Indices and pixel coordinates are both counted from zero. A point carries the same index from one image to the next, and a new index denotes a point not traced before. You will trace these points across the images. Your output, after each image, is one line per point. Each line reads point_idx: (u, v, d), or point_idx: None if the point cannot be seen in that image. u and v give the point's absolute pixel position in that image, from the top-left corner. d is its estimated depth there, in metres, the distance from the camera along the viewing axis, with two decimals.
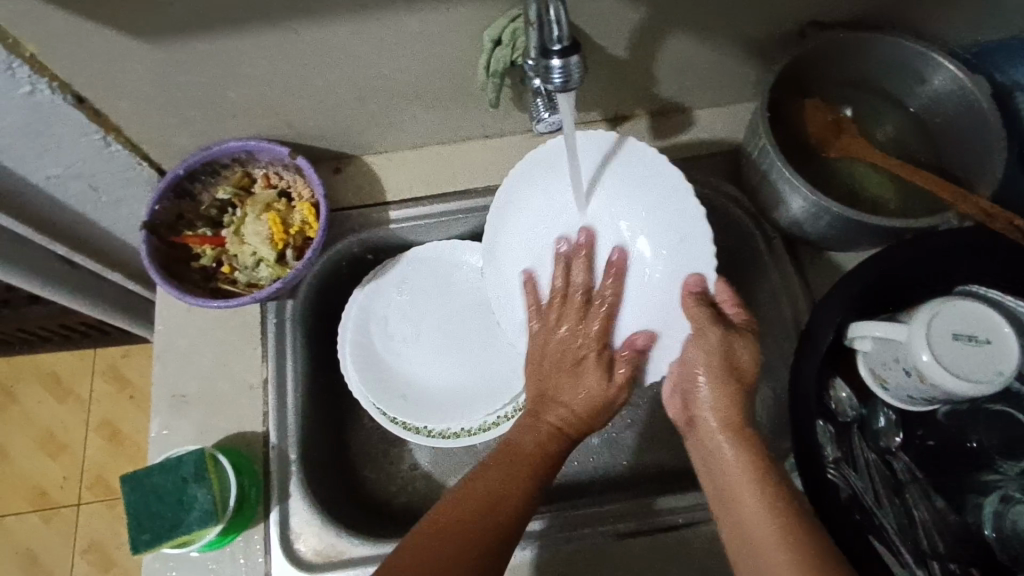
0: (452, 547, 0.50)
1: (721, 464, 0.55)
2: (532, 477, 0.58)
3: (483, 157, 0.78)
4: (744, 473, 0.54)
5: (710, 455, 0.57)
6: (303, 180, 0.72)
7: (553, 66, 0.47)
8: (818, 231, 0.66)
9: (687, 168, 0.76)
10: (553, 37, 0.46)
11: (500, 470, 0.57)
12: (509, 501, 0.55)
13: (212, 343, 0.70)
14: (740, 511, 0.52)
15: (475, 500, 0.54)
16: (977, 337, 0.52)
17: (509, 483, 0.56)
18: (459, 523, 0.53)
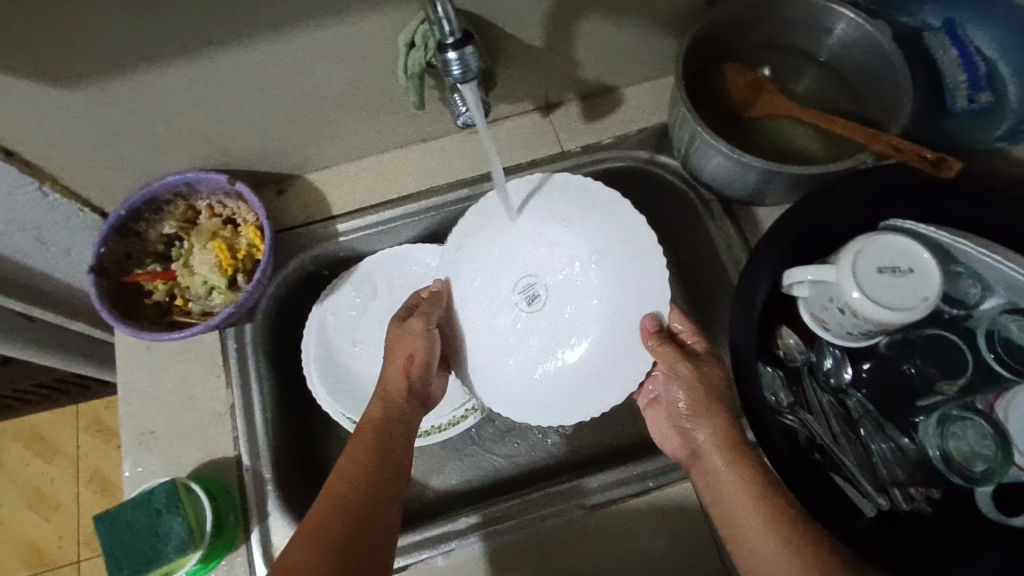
0: (343, 489, 0.56)
1: (737, 499, 0.54)
2: (385, 441, 0.61)
3: (422, 161, 0.80)
4: (755, 509, 0.52)
5: (722, 496, 0.55)
6: (245, 205, 0.73)
7: (450, 59, 0.48)
8: (748, 189, 0.68)
9: (620, 146, 0.78)
10: (445, 33, 0.48)
11: (368, 423, 0.63)
12: (372, 462, 0.58)
13: (175, 376, 0.70)
14: (761, 556, 0.50)
15: (357, 446, 0.60)
16: (901, 268, 0.54)
17: (375, 429, 0.62)
18: (335, 490, 0.56)
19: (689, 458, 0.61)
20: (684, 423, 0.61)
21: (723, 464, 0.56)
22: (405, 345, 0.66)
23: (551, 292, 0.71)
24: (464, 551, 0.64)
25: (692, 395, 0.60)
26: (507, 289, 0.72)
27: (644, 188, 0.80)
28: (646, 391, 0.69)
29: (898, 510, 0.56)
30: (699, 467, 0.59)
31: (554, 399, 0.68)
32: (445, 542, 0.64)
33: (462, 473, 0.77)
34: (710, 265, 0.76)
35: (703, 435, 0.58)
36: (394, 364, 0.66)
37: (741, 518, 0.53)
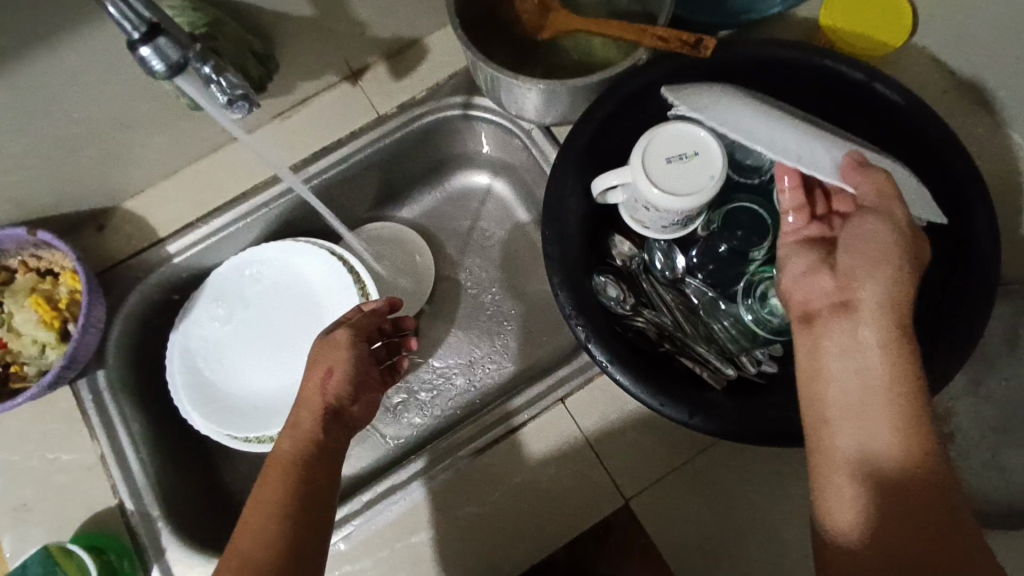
0: (251, 542, 0.51)
1: (870, 383, 0.48)
2: (302, 480, 0.55)
3: (240, 159, 0.76)
4: (881, 400, 0.48)
5: (838, 402, 0.49)
6: (59, 252, 0.68)
7: (145, 55, 0.46)
8: (553, 111, 0.69)
9: (434, 97, 0.77)
10: (128, 28, 0.46)
11: (285, 459, 0.56)
12: (282, 509, 0.53)
13: (36, 442, 0.68)
14: (873, 433, 0.47)
15: (267, 490, 0.54)
16: (687, 153, 0.57)
17: (291, 461, 0.56)
18: (242, 554, 0.51)
19: (825, 309, 0.52)
20: (844, 265, 0.52)
21: (876, 336, 0.49)
22: (326, 355, 0.60)
23: (818, 122, 0.59)
24: (364, 529, 0.64)
25: (881, 243, 0.50)
26: (777, 102, 0.59)
27: (472, 131, 0.80)
28: (799, 226, 0.58)
29: (744, 376, 0.59)
30: (828, 319, 0.52)
31: (816, 158, 0.53)
32: (343, 527, 0.64)
33: (363, 455, 0.77)
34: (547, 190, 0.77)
35: (869, 291, 0.50)
36: (312, 386, 0.59)
37: (899, 391, 0.48)
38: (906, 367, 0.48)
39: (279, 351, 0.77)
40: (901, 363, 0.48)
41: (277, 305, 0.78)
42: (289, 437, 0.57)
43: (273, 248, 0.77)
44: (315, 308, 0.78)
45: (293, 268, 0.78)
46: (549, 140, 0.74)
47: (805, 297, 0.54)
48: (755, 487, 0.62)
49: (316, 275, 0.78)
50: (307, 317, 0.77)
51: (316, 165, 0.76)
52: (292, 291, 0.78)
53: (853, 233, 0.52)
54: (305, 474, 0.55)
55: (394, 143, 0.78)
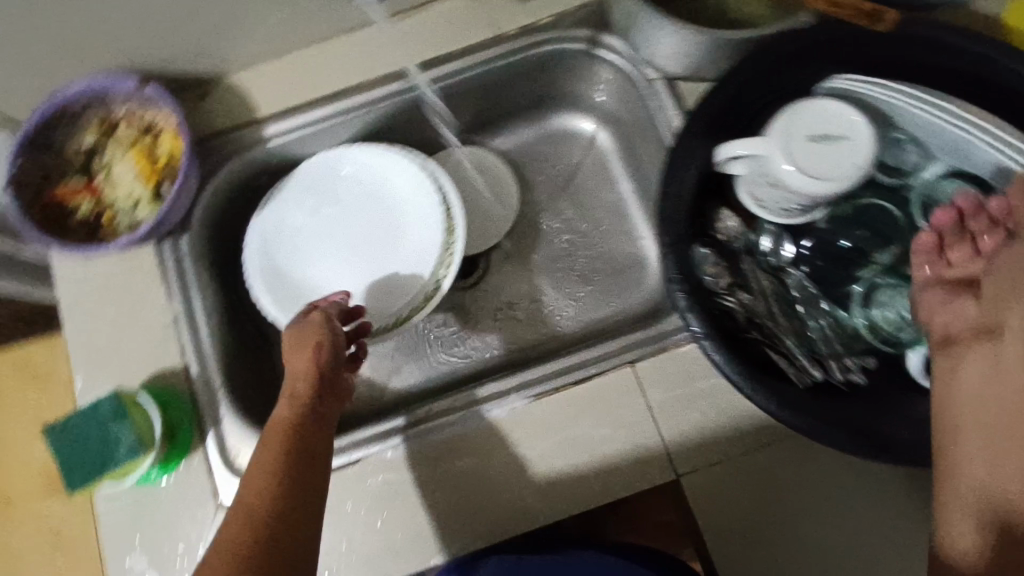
0: (243, 520, 0.52)
1: (1018, 409, 0.54)
2: (299, 443, 0.57)
3: (350, 53, 0.74)
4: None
5: (1001, 433, 0.53)
6: (164, 111, 0.69)
7: None
8: (687, 62, 0.64)
9: (561, 24, 0.72)
10: None
11: (273, 439, 0.57)
12: (280, 470, 0.55)
13: (116, 292, 0.70)
14: (1006, 458, 0.52)
15: (254, 471, 0.55)
16: (831, 135, 0.52)
17: (282, 435, 0.57)
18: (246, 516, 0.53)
19: (965, 334, 0.56)
20: (991, 300, 0.55)
21: (1020, 356, 0.54)
22: (306, 337, 0.61)
23: None
24: (412, 444, 0.65)
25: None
26: None
27: (588, 70, 0.76)
28: (933, 258, 0.58)
29: (833, 382, 0.57)
30: (968, 346, 0.55)
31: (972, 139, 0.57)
32: (392, 437, 0.65)
33: (410, 376, 0.80)
34: (655, 145, 0.73)
35: (1017, 317, 0.54)
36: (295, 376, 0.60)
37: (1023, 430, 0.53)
38: None
39: (352, 255, 0.75)
40: None
41: (361, 209, 0.77)
42: (285, 405, 0.59)
43: (370, 151, 0.76)
44: (397, 220, 0.75)
45: (385, 176, 0.76)
46: (667, 91, 0.68)
47: (945, 325, 0.56)
48: (814, 492, 0.60)
49: (405, 188, 0.75)
50: (387, 229, 0.75)
51: (422, 74, 0.73)
52: (379, 199, 0.76)
53: (1005, 263, 0.54)
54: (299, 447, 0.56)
55: (507, 66, 0.74)
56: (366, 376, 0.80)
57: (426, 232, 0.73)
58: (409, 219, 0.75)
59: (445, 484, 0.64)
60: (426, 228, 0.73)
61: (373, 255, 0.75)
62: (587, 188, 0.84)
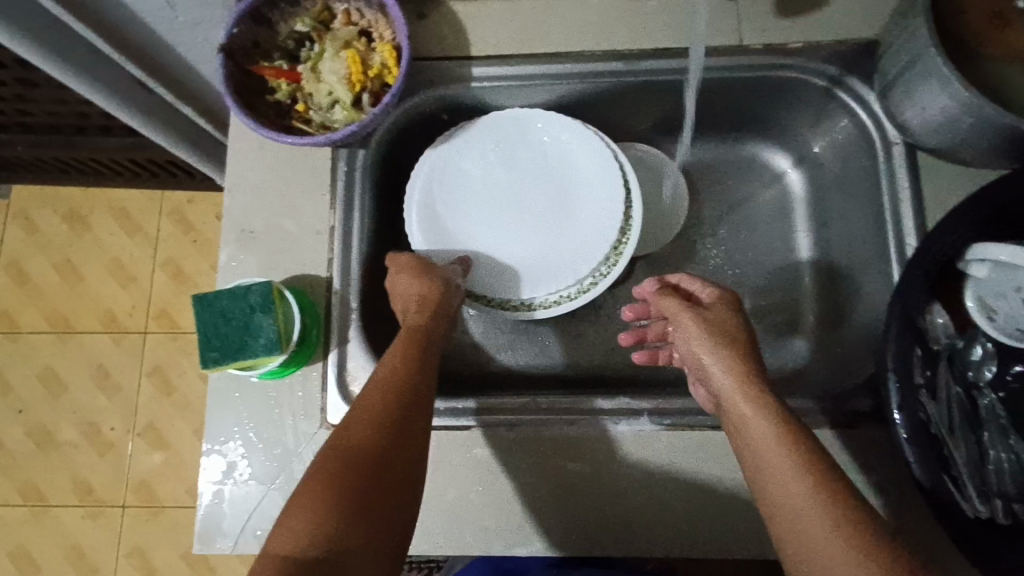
0: (353, 433, 0.53)
1: (772, 465, 0.51)
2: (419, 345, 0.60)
3: (579, 17, 0.70)
4: (796, 479, 0.50)
5: (768, 482, 0.51)
6: (385, 20, 0.67)
7: None
8: (951, 139, 0.58)
9: (809, 55, 0.67)
10: None
11: (386, 364, 0.58)
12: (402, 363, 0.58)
13: (281, 184, 0.68)
14: (792, 504, 0.49)
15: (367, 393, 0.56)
16: None
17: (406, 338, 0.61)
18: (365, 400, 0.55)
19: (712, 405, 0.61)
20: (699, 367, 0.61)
21: (751, 410, 0.54)
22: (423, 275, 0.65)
23: None
24: (527, 429, 0.63)
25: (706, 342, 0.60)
26: None
27: (818, 111, 0.71)
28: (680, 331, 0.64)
29: (997, 521, 0.51)
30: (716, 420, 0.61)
31: None
32: (510, 416, 0.63)
33: (523, 357, 0.77)
34: (863, 209, 0.68)
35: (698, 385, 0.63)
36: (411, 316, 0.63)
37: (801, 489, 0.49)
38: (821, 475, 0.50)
39: (515, 227, 0.72)
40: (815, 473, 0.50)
41: (538, 184, 0.73)
42: (411, 315, 0.63)
43: (572, 132, 0.72)
44: (572, 211, 0.71)
45: (575, 160, 0.72)
46: (906, 162, 0.63)
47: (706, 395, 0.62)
48: None
49: (592, 181, 0.71)
50: (558, 215, 0.72)
51: (647, 63, 0.69)
52: (560, 180, 0.72)
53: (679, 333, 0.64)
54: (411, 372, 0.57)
55: (734, 81, 0.69)
56: (477, 340, 0.78)
57: (601, 237, 0.69)
58: (583, 216, 0.71)
59: (549, 482, 0.61)
60: (602, 233, 0.69)
61: (535, 236, 0.72)
62: (757, 227, 0.79)
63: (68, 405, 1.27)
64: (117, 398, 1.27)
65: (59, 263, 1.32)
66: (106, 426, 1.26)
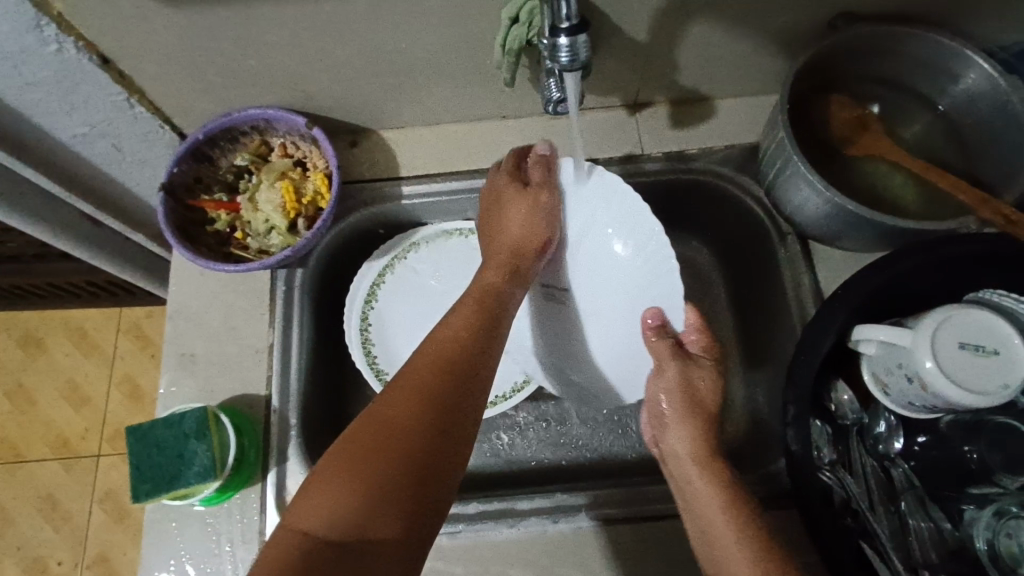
0: (406, 398, 0.48)
1: (693, 479, 0.55)
2: (489, 310, 0.57)
3: (498, 137, 0.77)
4: (694, 470, 0.56)
5: (694, 499, 0.54)
6: (319, 151, 0.73)
7: (561, 43, 0.49)
8: (831, 231, 0.65)
9: (703, 159, 0.75)
10: (562, 14, 0.49)
11: (457, 321, 0.55)
12: (473, 334, 0.54)
13: (222, 307, 0.71)
14: (699, 489, 0.54)
15: (428, 350, 0.52)
16: (984, 346, 0.51)
17: (483, 296, 0.58)
18: (432, 358, 0.51)
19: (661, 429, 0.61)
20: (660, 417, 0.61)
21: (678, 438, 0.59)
22: (535, 211, 0.65)
23: None
24: (469, 536, 0.63)
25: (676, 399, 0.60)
26: None
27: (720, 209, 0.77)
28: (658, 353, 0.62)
29: None
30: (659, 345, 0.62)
31: None
32: (451, 523, 0.63)
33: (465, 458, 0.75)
34: (769, 295, 0.73)
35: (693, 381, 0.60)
36: (491, 272, 0.61)
37: (694, 486, 0.55)
38: (715, 471, 0.55)
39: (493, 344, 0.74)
40: (708, 467, 0.55)
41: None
42: (495, 271, 0.61)
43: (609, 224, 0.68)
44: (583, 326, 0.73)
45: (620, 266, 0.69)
46: (801, 252, 0.69)
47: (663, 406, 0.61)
48: None
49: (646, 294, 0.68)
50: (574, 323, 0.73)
51: None
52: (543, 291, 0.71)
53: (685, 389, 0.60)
54: (479, 333, 0.54)
55: (642, 185, 0.76)
56: None
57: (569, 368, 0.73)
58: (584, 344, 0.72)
59: None
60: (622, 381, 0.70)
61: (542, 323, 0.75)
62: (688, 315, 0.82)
63: (12, 540, 1.20)
64: (65, 529, 1.21)
65: (9, 389, 1.29)
66: (52, 559, 1.20)
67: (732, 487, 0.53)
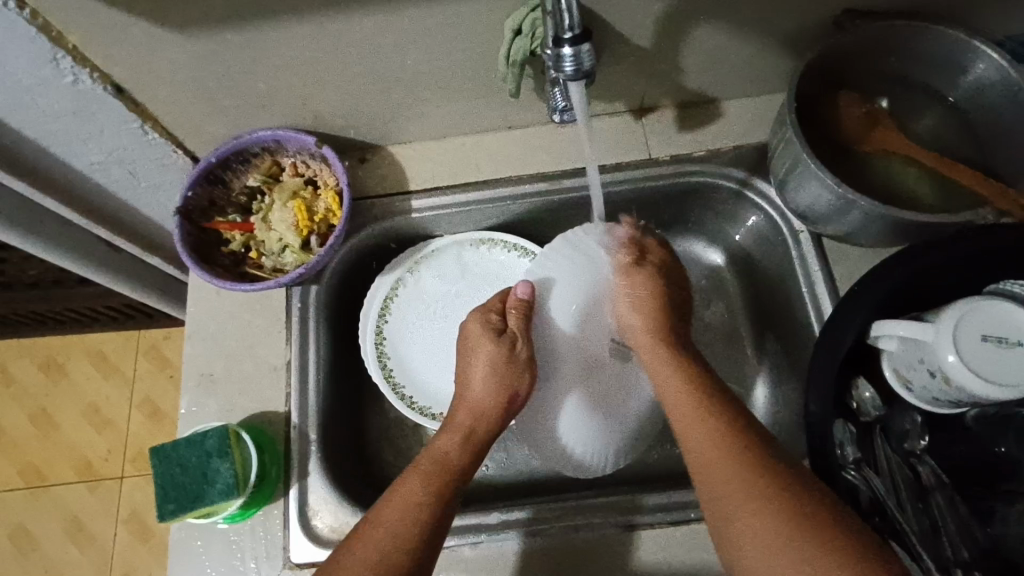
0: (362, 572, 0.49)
1: (698, 432, 0.54)
2: (455, 472, 0.57)
3: (505, 148, 0.78)
4: (695, 416, 0.56)
5: (704, 452, 0.53)
6: (328, 169, 0.74)
7: (564, 54, 0.50)
8: (845, 227, 0.64)
9: (711, 161, 0.74)
10: (565, 25, 0.49)
11: (411, 484, 0.55)
12: (433, 497, 0.54)
13: (239, 326, 0.72)
14: (700, 439, 0.54)
15: (386, 509, 0.53)
16: (1008, 338, 0.50)
17: (446, 463, 0.57)
18: (388, 524, 0.52)
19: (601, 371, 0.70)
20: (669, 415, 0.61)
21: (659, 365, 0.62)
22: (499, 356, 0.63)
23: None
24: (492, 546, 0.63)
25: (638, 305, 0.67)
26: None
27: (731, 210, 0.77)
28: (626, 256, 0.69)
29: None
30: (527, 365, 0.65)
31: None
32: (473, 534, 0.63)
33: (484, 466, 0.75)
34: (785, 294, 0.72)
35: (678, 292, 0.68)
36: (451, 437, 0.60)
37: (706, 440, 0.54)
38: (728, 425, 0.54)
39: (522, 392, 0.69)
40: (714, 414, 0.55)
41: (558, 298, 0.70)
42: (458, 439, 0.60)
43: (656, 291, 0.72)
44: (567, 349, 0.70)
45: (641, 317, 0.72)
46: (815, 248, 0.69)
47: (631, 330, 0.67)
48: None
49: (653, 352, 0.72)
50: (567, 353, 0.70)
51: (567, 182, 0.76)
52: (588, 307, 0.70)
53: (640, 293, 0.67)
54: (432, 491, 0.55)
55: (651, 190, 0.76)
56: None
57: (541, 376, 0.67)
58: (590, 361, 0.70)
59: None
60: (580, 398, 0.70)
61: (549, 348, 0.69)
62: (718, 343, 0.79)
63: (39, 563, 1.22)
64: (91, 550, 1.23)
65: (33, 414, 1.31)
66: None
67: (736, 417, 0.55)
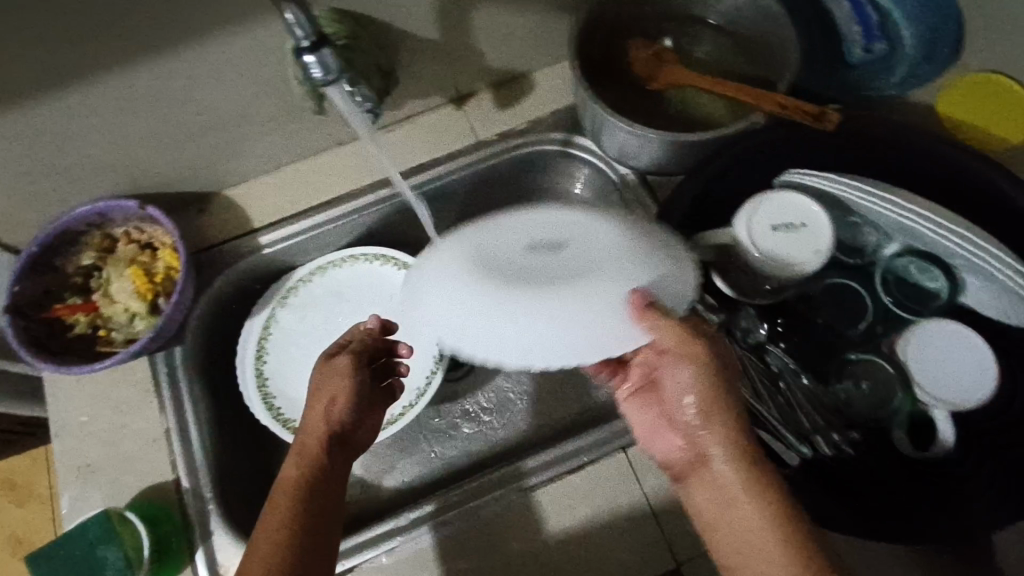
0: None
1: (748, 527, 0.46)
2: (309, 502, 0.54)
3: (340, 165, 0.79)
4: (754, 515, 0.46)
5: (744, 542, 0.46)
6: (162, 228, 0.72)
7: (308, 61, 0.50)
8: (655, 161, 0.69)
9: (535, 130, 0.78)
10: (299, 34, 0.49)
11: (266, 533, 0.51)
12: (293, 532, 0.51)
13: (108, 408, 0.70)
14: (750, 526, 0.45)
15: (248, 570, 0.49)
16: (793, 224, 0.56)
17: (295, 494, 0.54)
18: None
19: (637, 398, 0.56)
20: (679, 410, 0.51)
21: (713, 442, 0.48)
22: (329, 382, 0.60)
23: None
24: (409, 547, 0.64)
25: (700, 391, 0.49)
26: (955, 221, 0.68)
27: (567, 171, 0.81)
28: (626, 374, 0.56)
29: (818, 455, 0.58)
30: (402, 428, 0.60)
31: None
32: (388, 541, 0.63)
33: (398, 474, 0.76)
34: None
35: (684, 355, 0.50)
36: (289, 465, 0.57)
37: (757, 535, 0.45)
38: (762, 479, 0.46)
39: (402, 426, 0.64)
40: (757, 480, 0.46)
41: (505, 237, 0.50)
42: (295, 464, 0.56)
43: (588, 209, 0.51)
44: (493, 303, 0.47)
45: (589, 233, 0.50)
46: (642, 187, 0.74)
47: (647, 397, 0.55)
48: None
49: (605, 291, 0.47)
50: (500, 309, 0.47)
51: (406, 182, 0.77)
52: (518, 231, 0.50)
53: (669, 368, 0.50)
54: (294, 529, 0.51)
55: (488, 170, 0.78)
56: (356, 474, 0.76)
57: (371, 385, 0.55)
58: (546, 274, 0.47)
59: None
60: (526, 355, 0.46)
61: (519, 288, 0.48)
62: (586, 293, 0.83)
63: None
64: None
65: None
66: None
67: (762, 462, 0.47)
